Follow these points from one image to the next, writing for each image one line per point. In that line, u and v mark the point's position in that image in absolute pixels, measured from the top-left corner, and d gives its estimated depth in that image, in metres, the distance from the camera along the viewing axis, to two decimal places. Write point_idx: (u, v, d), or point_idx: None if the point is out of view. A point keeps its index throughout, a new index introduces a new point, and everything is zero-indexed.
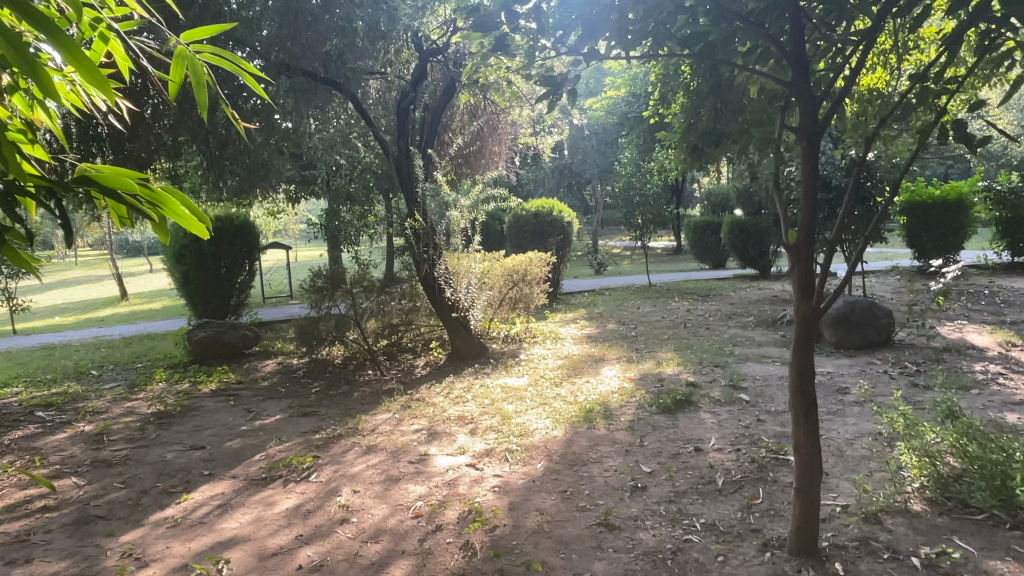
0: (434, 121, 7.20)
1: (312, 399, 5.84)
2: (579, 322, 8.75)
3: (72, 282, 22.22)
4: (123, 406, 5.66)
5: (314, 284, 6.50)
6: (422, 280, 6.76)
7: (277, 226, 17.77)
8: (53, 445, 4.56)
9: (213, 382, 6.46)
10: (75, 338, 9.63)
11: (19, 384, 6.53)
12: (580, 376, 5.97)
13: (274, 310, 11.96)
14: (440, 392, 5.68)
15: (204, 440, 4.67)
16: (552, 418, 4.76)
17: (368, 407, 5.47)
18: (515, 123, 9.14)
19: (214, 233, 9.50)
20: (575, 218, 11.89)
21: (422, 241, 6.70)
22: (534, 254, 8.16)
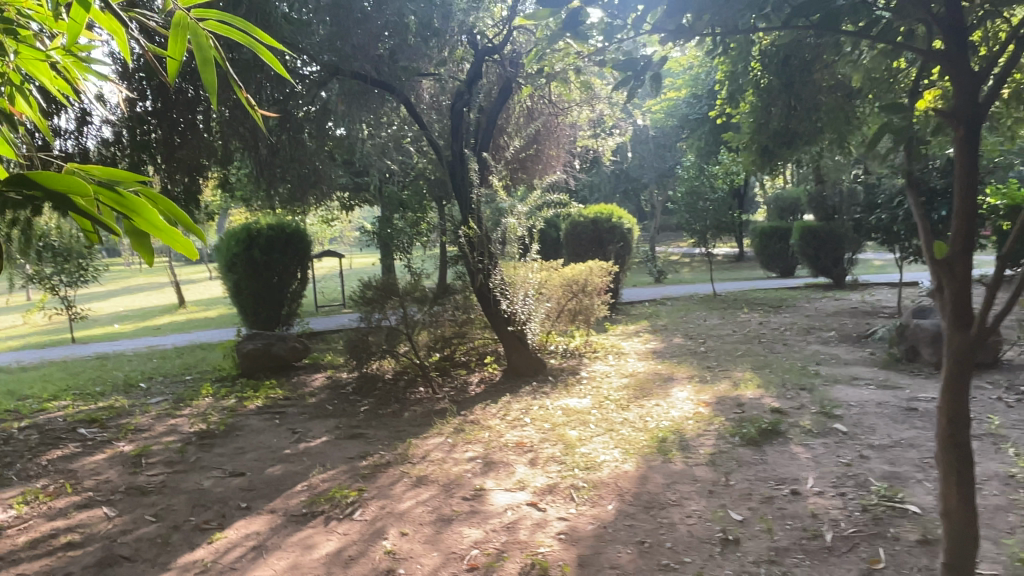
0: (490, 123, 6.79)
1: (360, 419, 5.48)
2: (643, 335, 8.22)
3: (136, 290, 22.76)
4: (167, 423, 5.41)
5: (363, 295, 6.17)
6: (476, 291, 6.37)
7: (331, 234, 17.75)
8: (89, 468, 4.28)
9: (260, 398, 6.19)
10: (129, 348, 9.59)
11: (66, 397, 6.39)
12: (649, 398, 5.44)
13: (326, 319, 11.80)
14: (497, 414, 5.25)
15: (244, 466, 4.35)
16: (621, 449, 4.26)
17: (419, 430, 5.07)
18: (574, 124, 8.69)
19: (266, 242, 9.33)
20: (635, 224, 11.34)
21: (477, 250, 6.30)
22: (594, 264, 7.66)
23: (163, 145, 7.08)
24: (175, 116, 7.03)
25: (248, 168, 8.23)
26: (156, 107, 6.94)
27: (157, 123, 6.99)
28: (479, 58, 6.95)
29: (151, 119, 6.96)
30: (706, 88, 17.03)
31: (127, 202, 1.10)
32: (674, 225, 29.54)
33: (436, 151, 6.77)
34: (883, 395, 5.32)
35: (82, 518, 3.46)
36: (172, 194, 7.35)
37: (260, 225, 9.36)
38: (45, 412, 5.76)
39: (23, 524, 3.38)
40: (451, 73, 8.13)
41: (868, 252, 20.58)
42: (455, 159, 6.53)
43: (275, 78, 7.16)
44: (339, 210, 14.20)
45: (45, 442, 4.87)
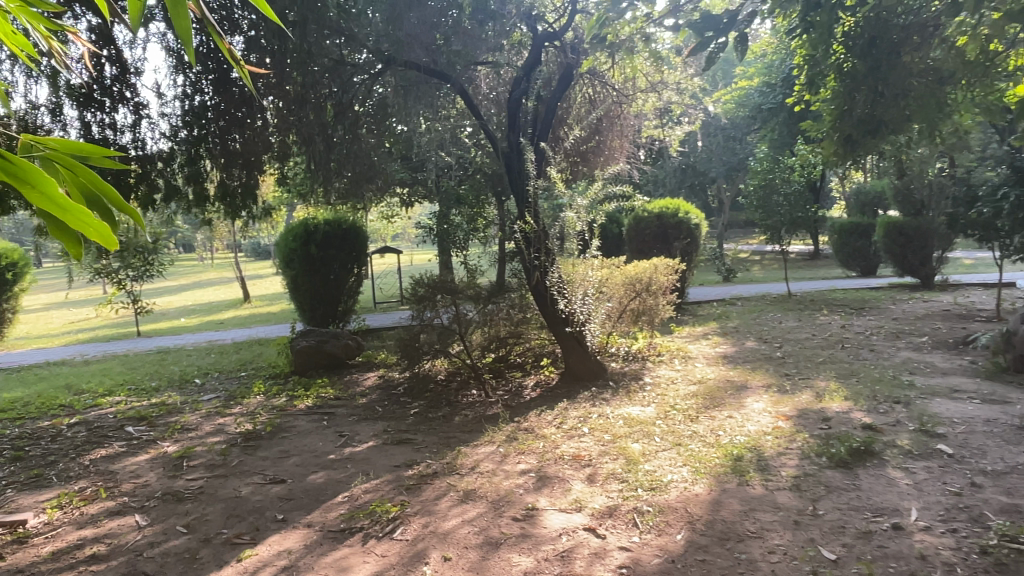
0: (549, 111, 6.42)
1: (410, 423, 5.20)
2: (713, 338, 7.71)
3: (208, 284, 23.43)
4: (214, 422, 5.27)
5: (414, 292, 5.90)
6: (532, 290, 6.06)
7: (394, 230, 17.74)
8: (130, 470, 4.16)
9: (310, 397, 6.00)
10: (189, 343, 9.67)
11: (121, 393, 6.38)
12: (721, 409, 5.00)
13: (384, 316, 11.69)
14: (553, 422, 4.88)
15: (286, 472, 4.11)
16: (691, 468, 3.84)
17: (470, 437, 4.74)
18: (640, 114, 8.22)
19: (323, 238, 9.20)
20: (703, 219, 10.76)
21: (535, 247, 5.97)
22: (659, 261, 7.21)
23: (220, 138, 6.96)
24: (234, 109, 6.93)
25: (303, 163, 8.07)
26: (216, 101, 6.87)
27: (217, 116, 6.90)
28: (539, 43, 6.56)
29: (211, 113, 6.88)
30: (781, 78, 15.71)
31: (19, 169, 0.83)
32: (743, 220, 28.49)
33: (493, 143, 6.47)
34: (991, 411, 4.70)
35: (112, 528, 3.31)
36: (230, 186, 7.25)
37: (317, 220, 9.26)
38: (98, 408, 5.75)
39: (52, 534, 3.26)
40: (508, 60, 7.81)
41: (958, 251, 19.17)
42: (512, 149, 6.22)
43: (330, 68, 6.99)
44: (399, 207, 14.11)
45: (91, 440, 4.82)
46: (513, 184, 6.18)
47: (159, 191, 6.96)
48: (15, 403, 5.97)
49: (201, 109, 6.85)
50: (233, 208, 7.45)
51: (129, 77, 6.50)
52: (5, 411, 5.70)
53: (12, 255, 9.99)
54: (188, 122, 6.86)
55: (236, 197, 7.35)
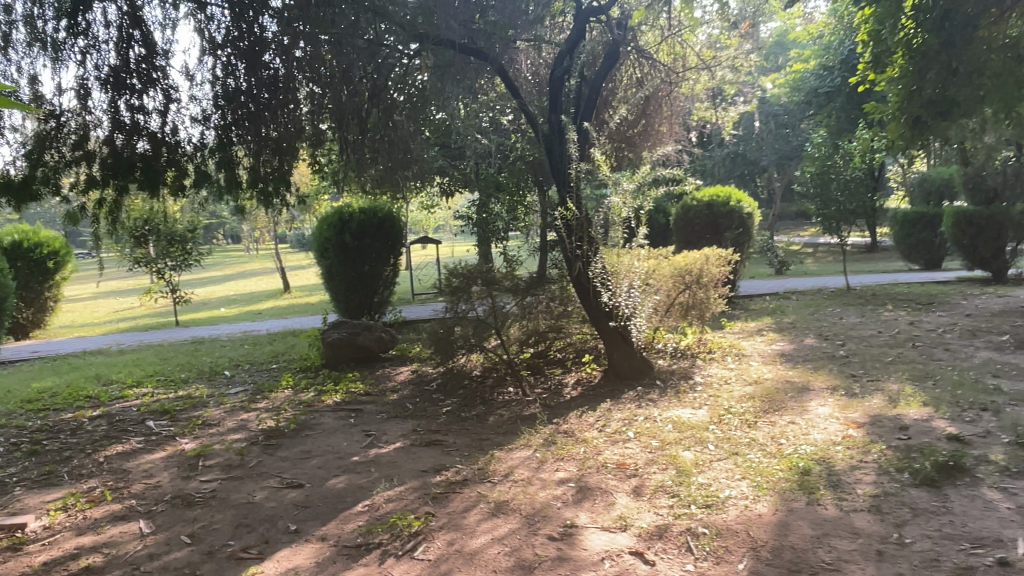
0: (592, 94, 6.00)
1: (441, 423, 4.83)
2: (768, 334, 7.18)
3: (253, 275, 23.64)
4: (238, 418, 5.03)
5: (448, 282, 5.52)
6: (574, 281, 5.68)
7: (434, 220, 17.51)
8: (143, 470, 3.92)
9: (339, 392, 5.70)
10: (224, 333, 9.56)
11: (148, 385, 6.21)
12: (782, 413, 4.53)
13: (421, 307, 11.42)
14: (595, 425, 4.48)
15: (305, 476, 3.80)
16: (752, 483, 3.40)
17: (504, 439, 4.37)
18: (692, 94, 7.70)
19: (358, 227, 8.94)
20: (757, 208, 10.16)
21: (576, 235, 5.57)
22: (710, 251, 6.73)
23: (253, 121, 6.46)
24: (267, 91, 6.48)
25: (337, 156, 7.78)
26: (249, 83, 6.42)
27: (249, 99, 6.43)
28: (582, 18, 6.15)
29: (244, 96, 6.41)
30: (839, 60, 15.49)
31: None
32: (795, 209, 27.48)
33: (533, 125, 6.08)
34: None
35: (113, 535, 3.05)
36: (263, 173, 6.69)
37: (353, 209, 9.02)
38: (123, 400, 5.59)
39: (49, 540, 3.01)
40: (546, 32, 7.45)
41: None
42: (555, 133, 5.83)
43: (365, 49, 6.68)
44: (437, 197, 13.81)
45: (109, 435, 4.60)
46: (555, 170, 5.79)
47: (191, 179, 6.50)
48: (43, 393, 5.85)
49: (233, 91, 6.40)
50: (267, 198, 6.88)
51: (159, 59, 6.24)
52: (31, 402, 5.58)
53: (54, 244, 10.00)
54: (219, 105, 6.40)
55: (269, 184, 6.77)
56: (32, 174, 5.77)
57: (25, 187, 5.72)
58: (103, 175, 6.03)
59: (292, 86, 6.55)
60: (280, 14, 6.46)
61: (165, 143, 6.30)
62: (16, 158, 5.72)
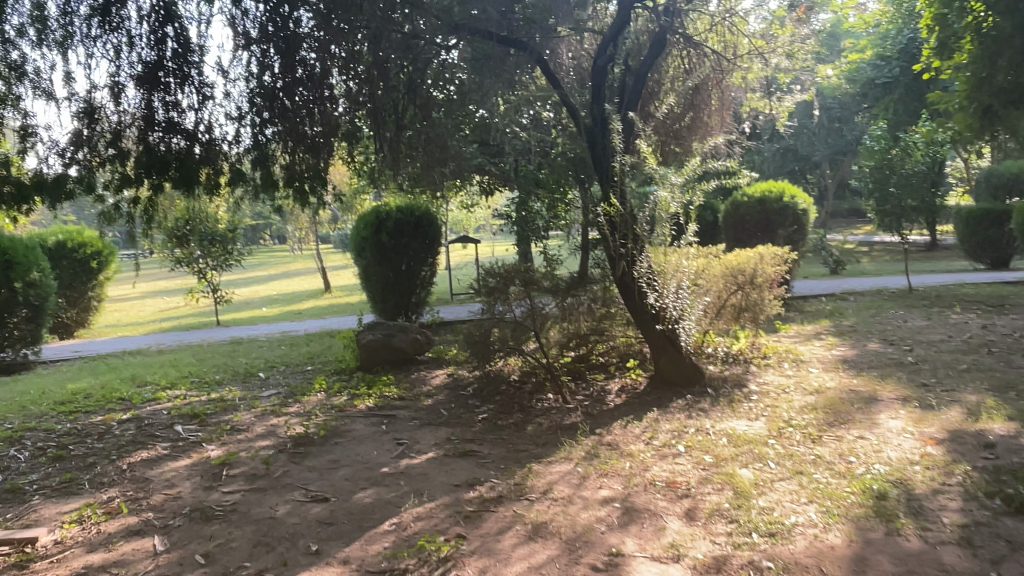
0: (637, 82, 5.68)
1: (477, 430, 4.55)
2: (827, 339, 6.73)
3: (296, 275, 23.86)
4: (267, 422, 4.84)
5: (485, 283, 5.29)
6: (618, 282, 5.35)
7: (475, 219, 17.32)
8: (166, 479, 3.75)
9: (372, 397, 5.48)
10: (262, 333, 9.51)
11: (182, 386, 6.11)
12: (848, 427, 4.14)
13: (460, 307, 11.21)
14: (641, 437, 4.15)
15: (331, 488, 3.57)
16: (820, 508, 3.05)
17: (543, 450, 4.08)
18: (743, 84, 7.29)
19: (394, 226, 8.76)
20: (812, 204, 9.66)
21: (621, 233, 5.23)
22: (764, 249, 6.33)
23: (288, 119, 6.24)
24: (303, 88, 6.25)
25: (372, 157, 7.68)
26: (284, 80, 6.19)
27: (285, 96, 6.21)
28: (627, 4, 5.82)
29: (281, 93, 6.20)
30: (897, 49, 14.84)
31: None
32: (849, 206, 26.49)
33: (574, 117, 5.78)
34: None
35: (125, 553, 2.87)
36: (299, 170, 6.47)
37: (390, 208, 8.85)
38: (155, 403, 5.48)
39: (58, 557, 2.85)
40: (586, 14, 7.21)
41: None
42: (597, 124, 5.53)
43: (400, 43, 6.55)
44: (477, 196, 13.62)
45: (136, 440, 4.47)
46: (597, 164, 5.50)
47: (225, 177, 6.29)
48: (77, 395, 5.81)
49: (269, 88, 6.18)
50: (304, 197, 6.65)
51: (194, 55, 6.11)
52: (65, 403, 5.52)
53: (98, 245, 10.08)
54: (255, 102, 6.20)
55: (305, 183, 6.54)
56: (65, 173, 5.75)
57: (58, 185, 5.71)
58: (136, 173, 5.90)
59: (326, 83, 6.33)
60: (317, 8, 6.25)
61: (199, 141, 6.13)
62: (50, 156, 5.68)
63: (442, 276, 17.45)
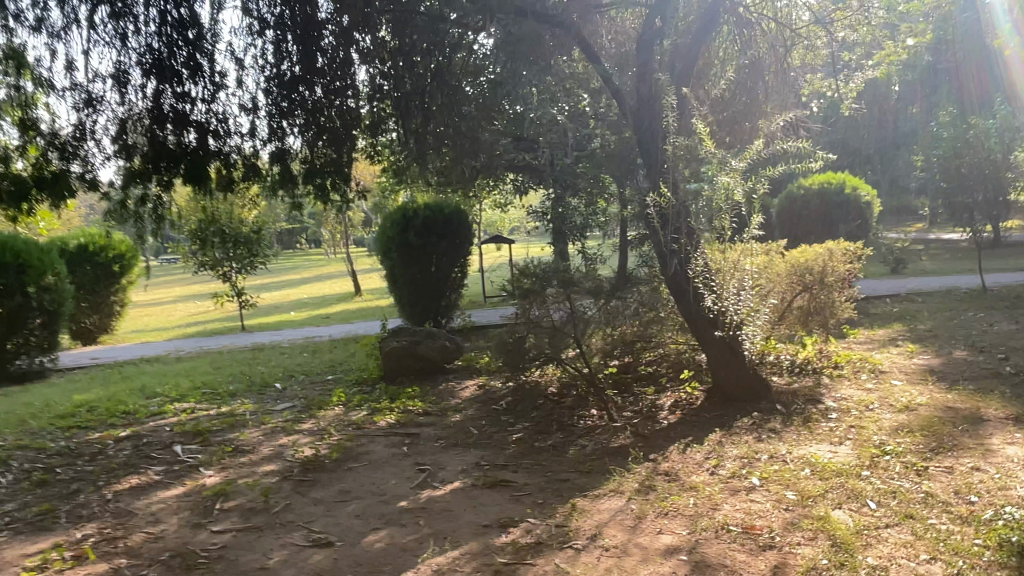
0: (689, 57, 5.04)
1: (510, 454, 3.94)
2: (906, 345, 5.98)
3: (330, 278, 23.65)
4: (276, 442, 4.32)
5: (519, 284, 4.68)
6: (667, 282, 4.65)
7: (511, 219, 16.80)
8: (149, 512, 3.23)
9: (394, 412, 4.92)
10: (286, 339, 9.08)
11: (191, 399, 5.66)
12: (958, 455, 3.43)
13: (493, 311, 10.66)
14: (704, 466, 3.51)
15: (340, 528, 3.01)
16: (949, 570, 2.39)
17: (589, 480, 3.46)
18: (806, 61, 6.58)
19: (423, 225, 8.26)
20: (872, 194, 10.02)
21: (672, 227, 4.57)
22: (833, 245, 5.63)
23: (309, 109, 5.72)
24: (323, 78, 5.70)
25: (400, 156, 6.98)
26: (301, 68, 5.62)
27: (304, 87, 5.67)
28: None
29: (300, 84, 5.65)
30: (960, 32, 14.28)
31: None
32: (900, 203, 25.32)
33: (618, 99, 5.19)
34: None
35: None
36: (319, 165, 5.96)
37: (417, 205, 8.35)
38: (159, 418, 5.01)
39: None
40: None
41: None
42: (643, 103, 4.88)
43: (426, 26, 5.83)
44: (512, 195, 13.10)
45: (129, 463, 3.96)
46: (644, 150, 4.85)
47: (240, 173, 5.78)
48: (80, 408, 5.37)
49: (286, 78, 5.62)
50: (326, 195, 6.14)
51: (206, 42, 5.51)
52: (65, 417, 5.09)
53: (121, 247, 9.76)
54: (271, 92, 5.61)
55: (326, 179, 6.01)
56: (66, 168, 5.16)
57: (58, 182, 5.12)
58: (144, 168, 5.41)
59: (351, 75, 5.83)
60: None
61: (212, 134, 5.57)
62: (50, 150, 5.12)
63: (475, 279, 16.96)
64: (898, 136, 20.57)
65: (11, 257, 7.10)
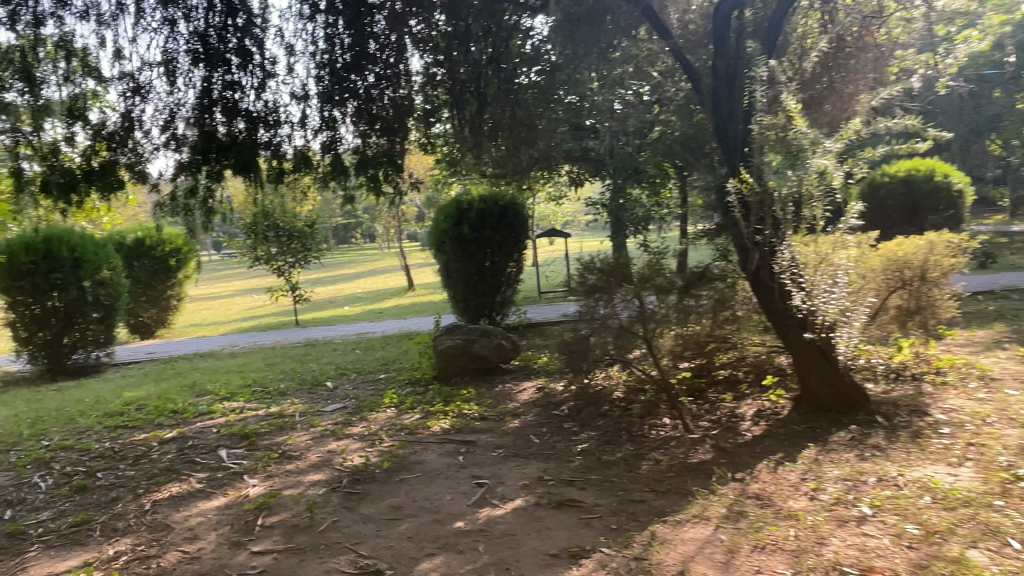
0: (771, 28, 4.55)
1: (577, 467, 3.57)
2: (1015, 348, 5.36)
3: (382, 273, 23.67)
4: (324, 447, 4.05)
5: (583, 280, 4.28)
6: (749, 278, 4.28)
7: (565, 213, 16.40)
8: (187, 527, 2.98)
9: (448, 416, 4.60)
10: (338, 335, 8.91)
11: (241, 397, 5.48)
12: None
13: (549, 307, 10.29)
14: (801, 490, 3.08)
15: (390, 552, 2.70)
16: None
17: (669, 502, 3.06)
18: (899, 34, 5.97)
19: (477, 217, 7.94)
20: (963, 180, 9.58)
21: (756, 215, 4.16)
22: (934, 237, 5.08)
23: (361, 97, 5.40)
24: (375, 64, 5.38)
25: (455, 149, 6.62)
26: (353, 54, 5.28)
27: (357, 75, 5.34)
28: None
29: (352, 71, 5.32)
30: None
31: None
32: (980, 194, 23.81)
33: (692, 79, 4.75)
34: None
35: None
36: (371, 156, 5.61)
37: (471, 197, 8.04)
38: (206, 418, 4.82)
39: None
40: None
41: None
42: (720, 81, 4.41)
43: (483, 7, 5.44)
44: (567, 187, 12.68)
45: (171, 468, 3.75)
46: (721, 133, 4.40)
47: (290, 164, 5.49)
48: (130, 406, 5.24)
49: (338, 64, 5.30)
50: (379, 187, 5.77)
51: (256, 28, 5.22)
52: (114, 416, 4.96)
53: (177, 242, 9.75)
54: (323, 79, 5.32)
55: (379, 169, 5.66)
56: (115, 159, 4.96)
57: (106, 173, 4.92)
58: (194, 159, 5.08)
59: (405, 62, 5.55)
60: None
61: (263, 124, 5.29)
62: (99, 141, 4.94)
63: (528, 274, 16.61)
64: (980, 121, 19.24)
65: (67, 251, 7.08)
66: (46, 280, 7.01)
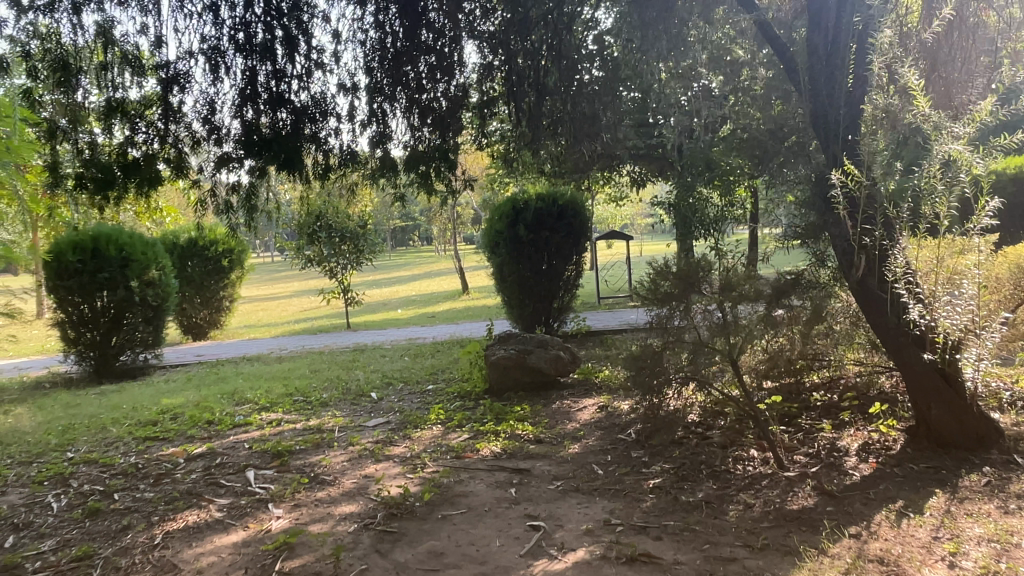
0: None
1: (650, 509, 3.02)
2: None
3: (437, 276, 23.43)
4: (361, 471, 3.62)
5: (655, 288, 3.73)
6: (852, 287, 3.67)
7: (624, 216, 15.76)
8: (194, 569, 2.58)
9: (499, 438, 4.11)
10: (389, 340, 8.56)
11: (280, 408, 5.11)
12: None
13: (608, 315, 9.73)
14: (938, 554, 2.45)
15: None
16: None
17: (767, 563, 2.49)
18: None
19: (534, 217, 7.43)
20: None
21: (865, 213, 3.56)
22: None
23: (413, 90, 4.91)
24: (429, 54, 4.88)
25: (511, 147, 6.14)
26: (405, 42, 4.79)
27: (408, 65, 4.85)
28: None
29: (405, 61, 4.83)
30: None
31: None
32: None
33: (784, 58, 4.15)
34: None
35: None
36: (422, 152, 5.09)
37: (528, 196, 7.54)
38: (240, 432, 4.46)
39: None
40: None
41: None
42: (818, 58, 3.80)
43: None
44: (628, 188, 12.07)
45: (192, 491, 3.38)
46: (818, 119, 3.79)
47: (337, 160, 5.02)
48: (165, 415, 4.94)
49: (389, 53, 4.82)
50: (431, 185, 5.23)
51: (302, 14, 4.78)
52: (147, 426, 4.65)
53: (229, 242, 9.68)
54: (373, 70, 4.83)
55: (431, 166, 5.12)
56: (150, 152, 4.48)
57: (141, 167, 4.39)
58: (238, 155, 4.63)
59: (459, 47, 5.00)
60: None
61: (307, 117, 4.83)
62: (135, 134, 4.47)
63: (586, 278, 16.07)
64: None
65: (115, 250, 6.94)
66: (93, 280, 6.86)
